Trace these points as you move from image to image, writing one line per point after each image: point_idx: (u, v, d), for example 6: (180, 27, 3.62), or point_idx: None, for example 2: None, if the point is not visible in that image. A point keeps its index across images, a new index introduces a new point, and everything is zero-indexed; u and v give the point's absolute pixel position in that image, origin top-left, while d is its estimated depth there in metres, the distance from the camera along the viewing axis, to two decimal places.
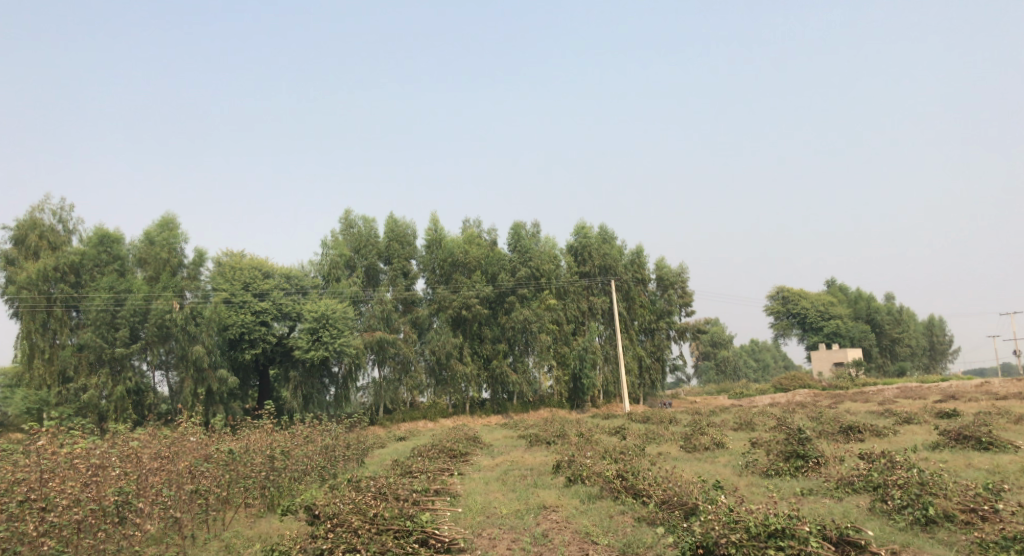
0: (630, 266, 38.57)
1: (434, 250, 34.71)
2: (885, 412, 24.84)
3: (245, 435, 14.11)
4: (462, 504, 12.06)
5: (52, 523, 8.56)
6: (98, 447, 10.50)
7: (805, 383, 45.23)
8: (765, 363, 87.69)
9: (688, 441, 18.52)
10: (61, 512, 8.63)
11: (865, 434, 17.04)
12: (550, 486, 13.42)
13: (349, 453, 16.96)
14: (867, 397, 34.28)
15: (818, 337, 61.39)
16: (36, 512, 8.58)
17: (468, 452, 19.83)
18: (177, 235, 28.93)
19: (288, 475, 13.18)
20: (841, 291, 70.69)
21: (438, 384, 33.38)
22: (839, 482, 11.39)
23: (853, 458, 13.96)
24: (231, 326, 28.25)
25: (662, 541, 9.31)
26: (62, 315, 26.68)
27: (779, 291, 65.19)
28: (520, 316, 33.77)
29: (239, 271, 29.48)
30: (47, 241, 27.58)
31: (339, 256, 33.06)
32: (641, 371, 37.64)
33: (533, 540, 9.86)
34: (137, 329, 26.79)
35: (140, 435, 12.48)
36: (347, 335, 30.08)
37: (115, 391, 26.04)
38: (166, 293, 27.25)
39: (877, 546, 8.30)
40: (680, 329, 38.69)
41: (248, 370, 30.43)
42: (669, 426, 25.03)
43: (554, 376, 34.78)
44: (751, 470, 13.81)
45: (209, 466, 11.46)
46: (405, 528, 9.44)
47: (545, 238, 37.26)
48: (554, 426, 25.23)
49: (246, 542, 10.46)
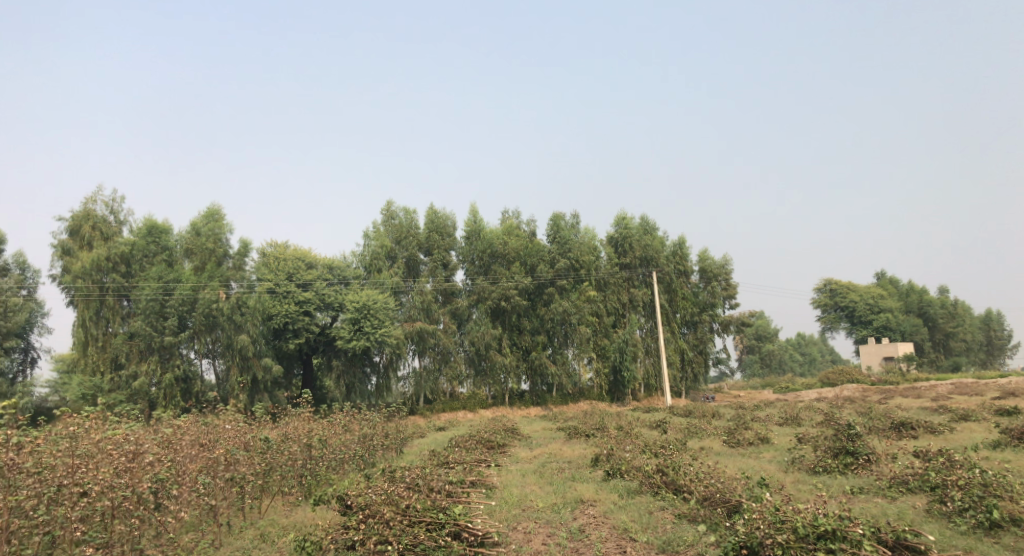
0: (673, 258, 37.84)
1: (474, 241, 34.51)
2: (939, 408, 23.89)
3: (285, 423, 14.07)
4: (498, 496, 11.85)
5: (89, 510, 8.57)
6: (138, 434, 10.47)
7: (854, 378, 43.92)
8: (811, 357, 85.66)
9: (732, 436, 18.02)
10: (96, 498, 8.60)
11: (919, 431, 16.35)
12: (588, 480, 13.13)
13: (388, 443, 16.91)
14: (920, 393, 33.09)
15: (867, 331, 59.64)
16: (74, 496, 8.54)
17: (506, 444, 19.65)
18: (222, 226, 29.25)
19: (326, 464, 13.09)
20: (893, 285, 68.49)
21: (477, 375, 33.31)
22: (893, 481, 10.85)
23: (907, 456, 13.35)
24: (275, 315, 28.67)
25: (703, 540, 8.93)
26: (114, 304, 27.29)
27: (827, 284, 63.51)
28: (559, 307, 33.46)
29: (284, 261, 29.77)
30: (100, 232, 28.21)
31: (380, 247, 33.23)
32: (684, 364, 37.11)
33: (569, 535, 9.58)
34: (186, 317, 27.08)
35: (183, 422, 12.61)
36: (388, 326, 30.13)
37: (165, 378, 26.43)
38: (213, 282, 27.39)
39: (937, 551, 7.79)
40: (724, 322, 37.82)
41: (291, 359, 30.63)
42: (711, 420, 24.48)
43: (594, 368, 34.44)
44: (798, 466, 13.31)
45: (246, 453, 11.39)
46: (437, 520, 9.25)
47: (585, 230, 36.77)
48: (594, 419, 24.91)
49: (280, 531, 10.40)
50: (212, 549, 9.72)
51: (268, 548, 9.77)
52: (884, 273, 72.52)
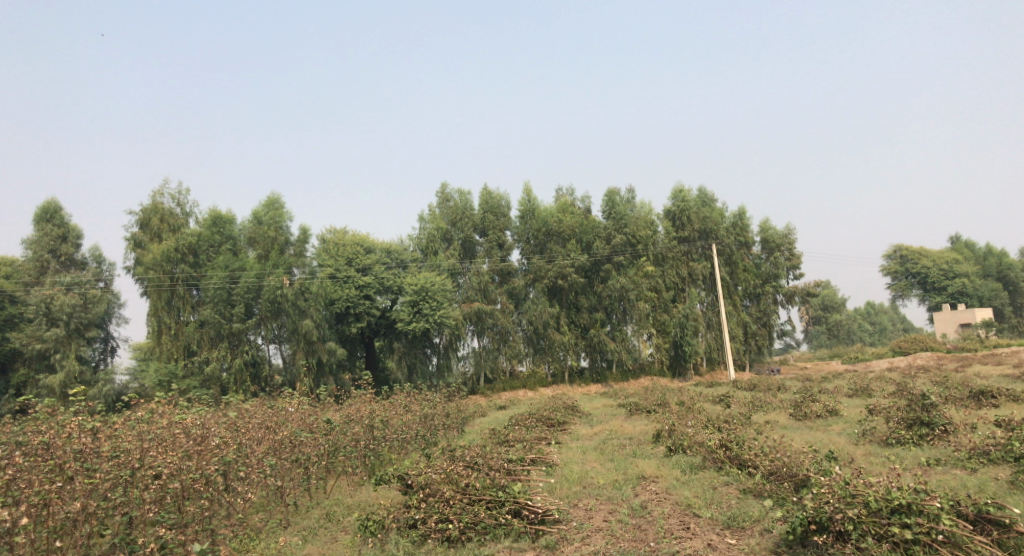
0: (733, 229, 36.91)
1: (528, 220, 34.31)
2: (1021, 376, 22.77)
3: (348, 405, 14.35)
4: (559, 474, 11.80)
5: (159, 493, 8.78)
6: (204, 417, 10.87)
7: (928, 346, 42.24)
8: (882, 326, 82.82)
9: (799, 409, 17.55)
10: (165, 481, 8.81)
11: (1000, 399, 15.58)
12: (649, 456, 12.97)
13: (449, 423, 17.07)
14: (1000, 360, 31.57)
15: (942, 298, 57.19)
16: (147, 478, 8.77)
17: (567, 421, 19.61)
18: (283, 214, 29.84)
19: (388, 444, 13.31)
20: (968, 248, 65.38)
21: (536, 353, 33.31)
22: (973, 452, 10.36)
23: (987, 426, 12.72)
24: (337, 300, 29.27)
25: (770, 515, 8.67)
26: (184, 293, 28.22)
27: (897, 250, 61.08)
28: (617, 284, 33.02)
29: (343, 247, 30.25)
30: (168, 224, 29.16)
31: (436, 230, 33.45)
32: (747, 338, 36.37)
33: (631, 512, 9.46)
34: (252, 304, 27.90)
35: (250, 405, 13.13)
36: (446, 307, 30.39)
37: (235, 363, 27.24)
38: (277, 270, 27.98)
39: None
40: (788, 293, 36.80)
41: (354, 342, 31.17)
42: (777, 393, 23.89)
43: (654, 344, 34.14)
44: (869, 438, 12.85)
45: (310, 434, 11.59)
46: (497, 498, 9.27)
47: (641, 204, 36.19)
48: (655, 395, 24.62)
49: (345, 510, 10.59)
50: (279, 529, 9.96)
51: (334, 527, 9.96)
52: (959, 237, 69.28)
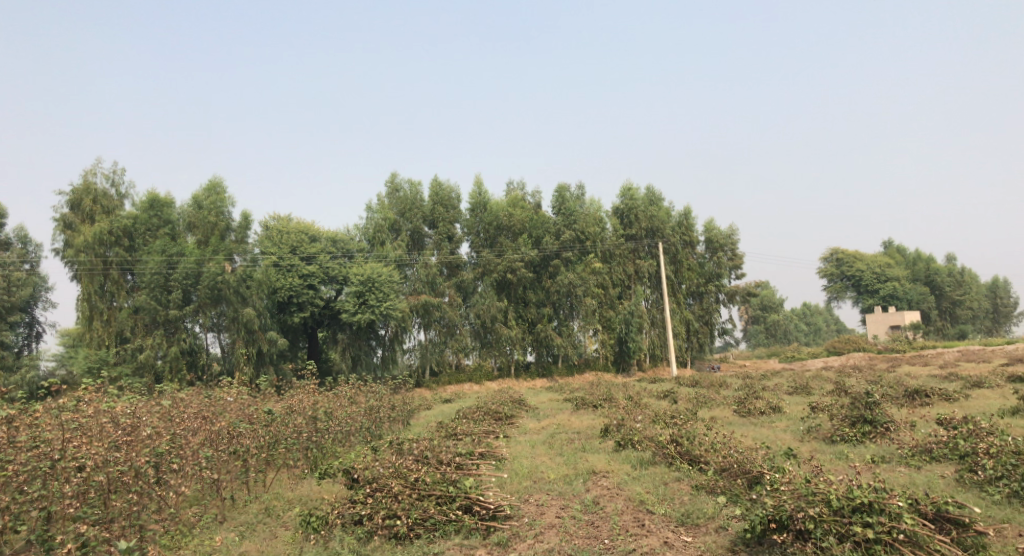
0: (678, 228, 37.23)
1: (480, 213, 34.13)
2: (949, 375, 23.65)
3: (289, 395, 13.81)
4: (508, 468, 11.54)
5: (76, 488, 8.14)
6: (134, 405, 10.30)
7: (861, 346, 43.59)
8: (817, 326, 85.44)
9: (743, 405, 17.73)
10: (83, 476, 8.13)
11: (933, 398, 16.01)
12: (599, 451, 12.83)
13: (394, 416, 16.67)
14: (927, 360, 32.89)
15: (874, 300, 59.15)
16: (66, 471, 8.15)
17: (514, 415, 19.38)
18: (224, 200, 28.80)
19: (332, 436, 12.87)
20: (899, 253, 67.77)
21: (483, 347, 33.15)
22: (916, 449, 10.53)
23: (926, 424, 13.01)
24: (280, 288, 28.37)
25: (724, 513, 8.60)
26: (118, 278, 27.04)
27: (834, 253, 62.85)
28: (565, 280, 32.95)
29: (287, 234, 29.36)
30: (101, 206, 27.74)
31: (384, 220, 32.71)
32: (689, 335, 36.85)
33: (583, 508, 9.27)
34: (190, 292, 26.68)
35: (187, 395, 12.51)
36: (393, 299, 29.84)
37: (170, 351, 26.10)
38: (218, 256, 27.11)
39: (981, 524, 7.39)
40: (730, 293, 37.43)
41: (296, 332, 30.32)
42: (720, 389, 24.23)
43: (600, 340, 33.92)
44: (814, 435, 12.97)
45: (249, 426, 10.99)
46: (448, 493, 8.96)
47: (590, 201, 36.23)
48: (601, 389, 24.68)
49: (286, 505, 10.10)
50: (215, 525, 9.41)
51: (274, 522, 9.48)
52: (891, 242, 71.72)
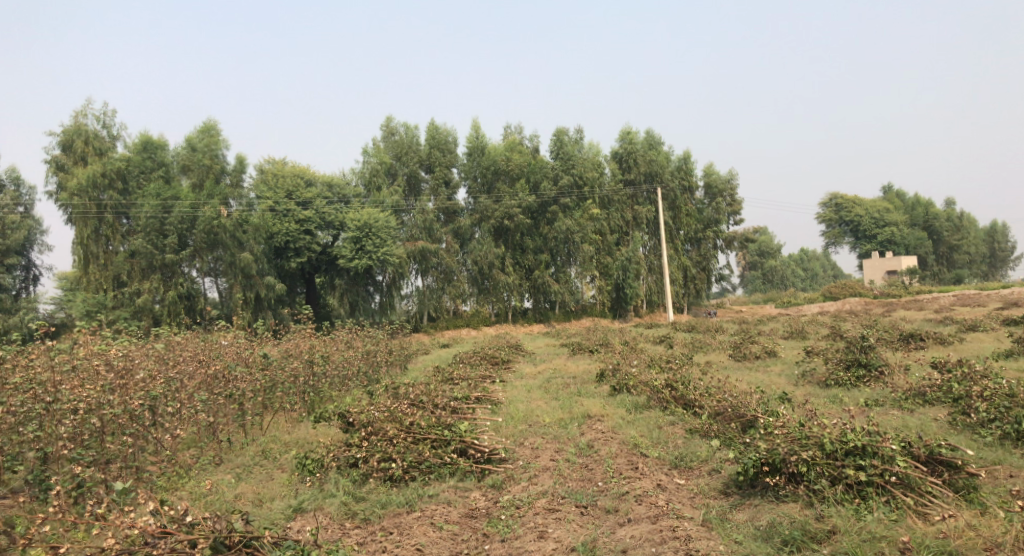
0: (678, 173, 36.86)
1: (477, 157, 33.65)
2: (944, 319, 23.73)
3: (286, 340, 13.81)
4: (504, 412, 11.59)
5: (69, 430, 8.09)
6: (128, 349, 10.22)
7: (857, 291, 43.68)
8: (813, 273, 85.69)
9: (738, 350, 17.81)
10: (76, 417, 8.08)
11: (927, 342, 16.07)
12: (594, 395, 12.89)
13: (392, 360, 16.74)
14: (923, 305, 33.01)
15: (871, 246, 59.08)
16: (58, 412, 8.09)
17: (510, 360, 19.46)
18: (218, 142, 28.25)
19: (328, 380, 12.84)
20: (898, 198, 67.42)
21: (481, 293, 33.02)
22: (910, 393, 10.57)
23: (920, 368, 13.05)
24: (277, 233, 28.18)
25: (718, 456, 8.67)
26: (113, 222, 26.82)
27: (832, 198, 62.49)
28: (563, 225, 32.77)
29: (282, 178, 28.99)
30: (93, 147, 27.30)
31: (380, 164, 32.27)
32: (686, 281, 36.85)
33: (578, 451, 9.32)
34: (186, 235, 26.57)
35: (183, 339, 12.36)
36: (390, 245, 29.64)
37: (168, 296, 26.12)
38: (212, 200, 26.54)
39: (973, 466, 7.42)
40: (728, 238, 37.32)
41: (294, 278, 30.29)
42: (716, 335, 24.30)
43: (597, 287, 34.10)
44: (808, 379, 13.02)
45: (244, 370, 10.94)
46: (442, 437, 8.99)
47: (589, 144, 35.80)
48: (597, 335, 24.80)
49: (282, 447, 10.15)
50: (212, 467, 9.46)
51: (270, 465, 9.54)
52: (891, 187, 71.30)
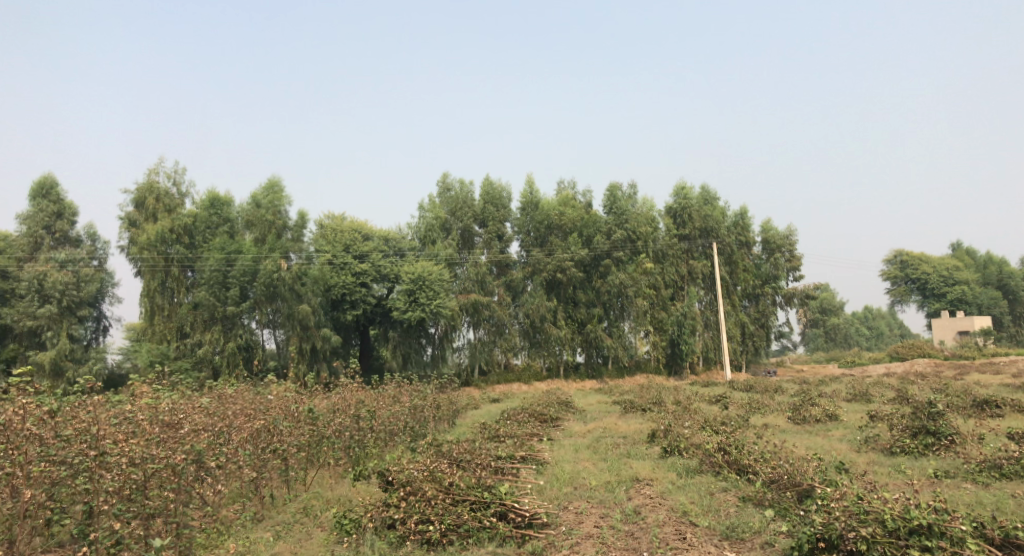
0: (734, 228, 36.34)
1: (530, 212, 33.77)
2: (1021, 385, 22.38)
3: (335, 392, 13.85)
4: (550, 473, 11.29)
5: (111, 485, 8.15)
6: (179, 401, 10.33)
7: (926, 352, 41.76)
8: (879, 332, 82.46)
9: (797, 412, 17.07)
10: (120, 473, 8.14)
11: (1004, 409, 15.10)
12: (644, 457, 12.47)
13: (439, 415, 16.58)
14: (998, 368, 31.30)
15: (941, 305, 56.66)
16: (100, 468, 8.16)
17: (560, 417, 19.08)
18: (281, 198, 29.13)
19: (375, 435, 12.75)
20: (969, 256, 64.89)
21: (532, 346, 32.91)
22: (984, 465, 9.87)
23: (996, 437, 12.23)
24: (334, 286, 28.71)
25: (771, 528, 8.19)
26: (179, 275, 27.71)
27: (898, 255, 60.56)
28: (616, 280, 32.51)
29: (341, 233, 29.69)
30: (163, 204, 28.48)
31: (435, 219, 32.77)
32: (744, 338, 35.79)
33: (623, 517, 8.96)
34: (247, 288, 27.34)
35: (236, 392, 12.50)
36: (443, 297, 29.79)
37: (228, 347, 26.72)
38: (274, 254, 27.27)
39: None
40: (787, 295, 36.33)
41: (349, 330, 30.62)
42: (775, 395, 23.44)
43: (651, 342, 33.46)
44: (872, 446, 12.32)
45: (290, 424, 10.94)
46: (482, 499, 8.78)
47: (643, 200, 35.64)
48: (650, 392, 24.17)
49: (324, 505, 10.06)
50: (252, 524, 9.45)
51: (310, 522, 9.46)
52: (960, 243, 68.66)
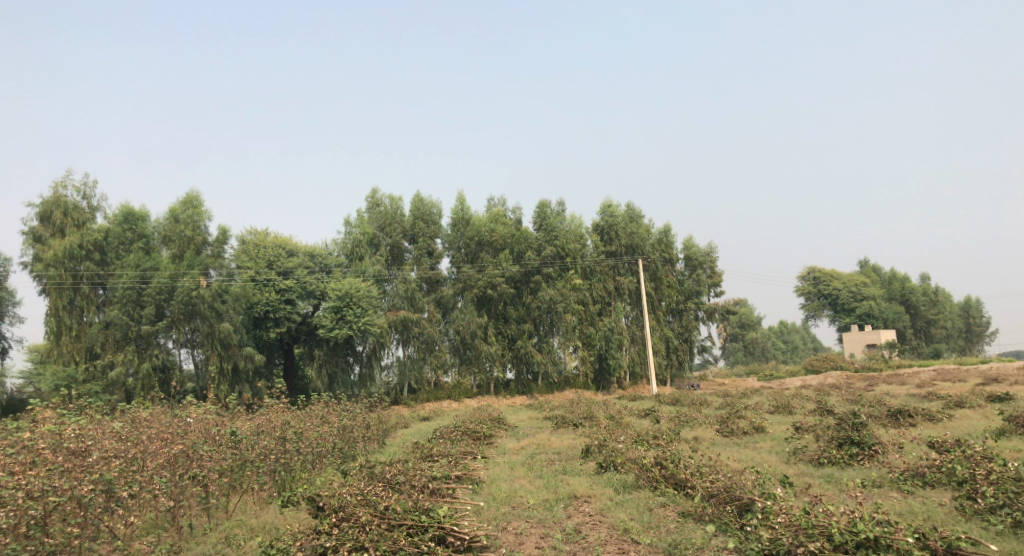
0: (658, 245, 37.00)
1: (461, 228, 33.55)
2: (927, 394, 23.44)
3: (259, 414, 13.19)
4: (486, 493, 10.99)
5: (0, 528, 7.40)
6: (87, 426, 9.57)
7: (839, 364, 43.53)
8: (793, 345, 85.86)
9: (725, 425, 17.33)
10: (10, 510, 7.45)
11: (917, 418, 15.70)
12: (580, 473, 12.32)
13: (369, 435, 16.00)
14: (904, 379, 32.93)
15: (850, 319, 59.24)
16: None
17: (493, 434, 18.82)
18: (201, 213, 27.95)
19: (301, 458, 12.09)
20: (876, 272, 68.26)
21: (462, 364, 32.26)
22: (908, 473, 10.15)
23: (915, 446, 12.62)
24: (257, 304, 27.63)
25: (714, 543, 8.16)
26: (89, 293, 26.16)
27: (810, 272, 63.13)
28: (546, 295, 32.66)
29: (264, 248, 28.61)
30: (72, 219, 26.81)
31: (362, 235, 32.08)
32: (669, 352, 36.49)
33: (565, 537, 8.76)
34: (164, 306, 25.94)
35: (151, 414, 11.78)
36: (371, 315, 29.15)
37: (142, 368, 25.28)
38: (193, 270, 26.19)
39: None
40: (709, 310, 37.18)
41: (272, 349, 29.50)
42: (701, 409, 23.81)
43: (580, 357, 33.62)
44: (800, 457, 12.53)
45: (210, 448, 10.24)
46: (419, 523, 8.43)
47: (571, 217, 35.89)
48: (582, 407, 24.12)
49: (247, 534, 9.45)
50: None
51: (234, 553, 8.86)
52: (867, 261, 72.02)
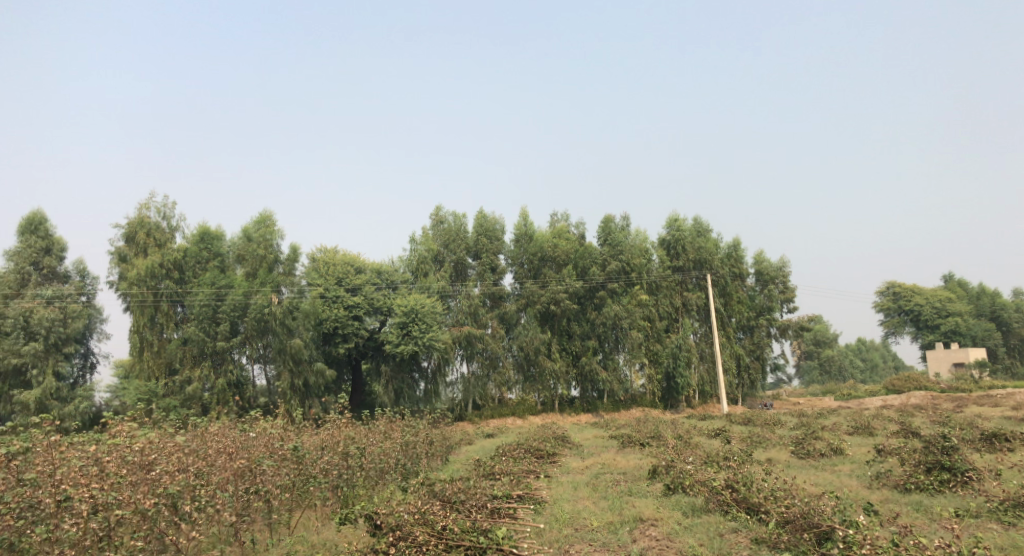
0: (727, 260, 36.02)
1: (524, 244, 33.43)
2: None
3: (324, 428, 13.24)
4: (549, 513, 10.66)
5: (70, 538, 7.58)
6: (158, 440, 9.78)
7: (923, 384, 41.22)
8: (873, 363, 82.15)
9: (801, 447, 16.51)
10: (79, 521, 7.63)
11: (1014, 443, 14.55)
12: (646, 495, 11.86)
13: (432, 452, 15.88)
14: (997, 400, 30.81)
15: (934, 337, 56.26)
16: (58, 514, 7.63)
17: (557, 453, 18.46)
18: (273, 232, 28.69)
19: (364, 474, 12.00)
20: (962, 287, 64.78)
21: (526, 381, 31.99)
22: (1008, 503, 9.33)
23: (1014, 474, 11.62)
24: (326, 320, 28.03)
25: None
26: (168, 310, 27.11)
27: (890, 287, 60.31)
28: (611, 311, 32.07)
29: (333, 266, 29.13)
30: (154, 239, 27.92)
31: (427, 251, 32.37)
32: (740, 371, 35.28)
33: None
34: (238, 323, 26.70)
35: (222, 429, 12.02)
36: (435, 330, 29.20)
37: (217, 384, 26.03)
38: (264, 288, 26.96)
39: None
40: (782, 326, 35.87)
41: (341, 364, 30.01)
42: (775, 429, 22.82)
43: (647, 375, 32.80)
44: (883, 482, 11.72)
45: (273, 464, 10.27)
46: (478, 545, 8.20)
47: (636, 231, 35.28)
48: (648, 426, 23.44)
49: (308, 550, 9.41)
50: None
51: None
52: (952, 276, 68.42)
